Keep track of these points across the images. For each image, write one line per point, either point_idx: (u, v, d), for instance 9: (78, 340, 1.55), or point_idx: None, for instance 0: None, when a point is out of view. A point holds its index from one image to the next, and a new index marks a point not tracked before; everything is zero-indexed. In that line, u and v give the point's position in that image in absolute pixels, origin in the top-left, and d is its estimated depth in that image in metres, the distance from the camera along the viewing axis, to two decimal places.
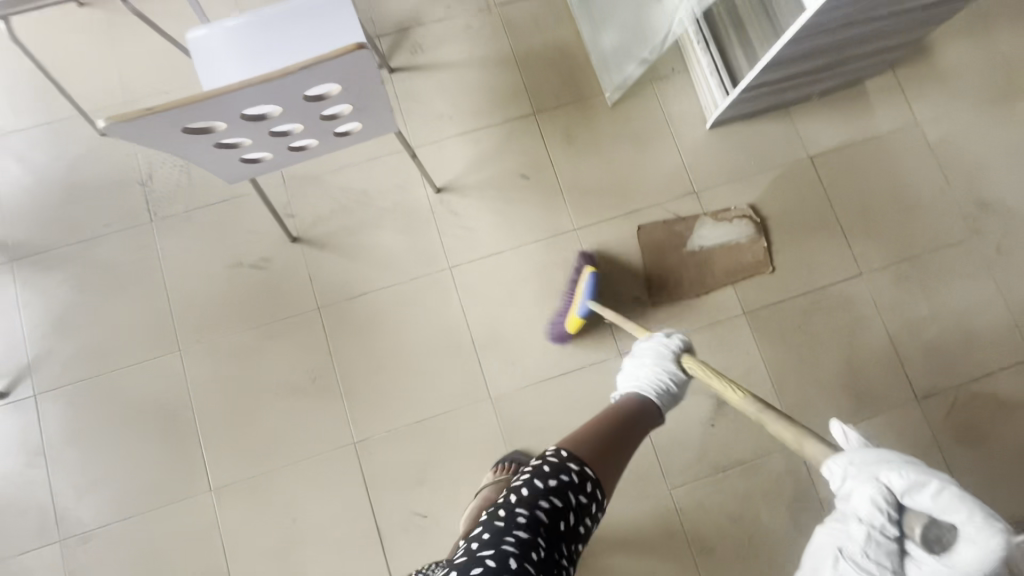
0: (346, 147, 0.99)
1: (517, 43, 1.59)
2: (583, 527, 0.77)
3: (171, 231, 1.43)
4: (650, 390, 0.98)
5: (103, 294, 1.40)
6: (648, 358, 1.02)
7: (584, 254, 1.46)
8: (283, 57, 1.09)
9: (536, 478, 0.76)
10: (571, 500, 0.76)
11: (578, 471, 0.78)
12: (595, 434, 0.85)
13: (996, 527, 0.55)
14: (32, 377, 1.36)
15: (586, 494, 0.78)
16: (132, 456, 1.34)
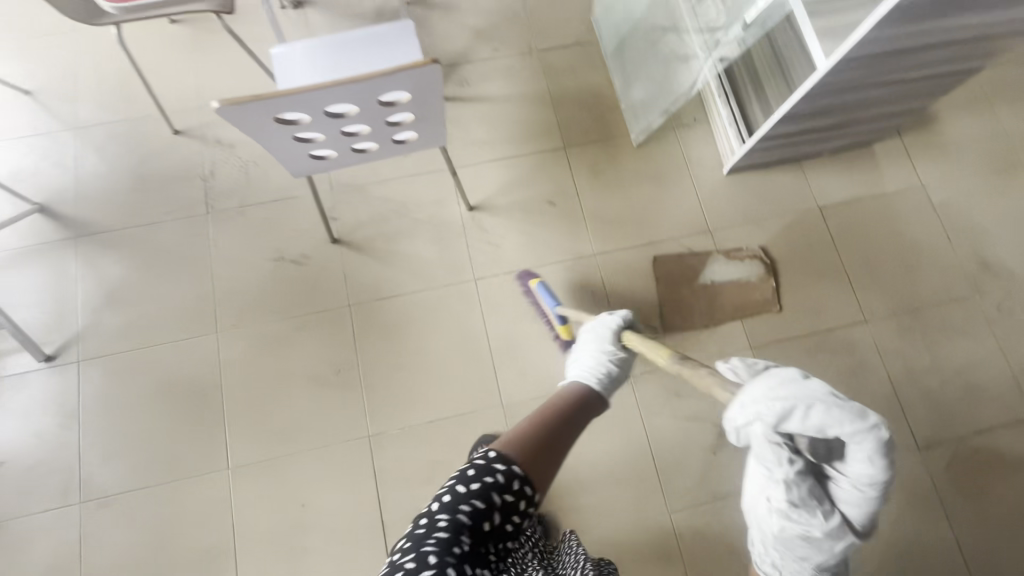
0: (400, 153, 1.11)
1: (555, 85, 1.75)
2: (512, 524, 0.74)
3: (224, 223, 1.56)
4: (598, 370, 1.04)
5: (155, 274, 1.51)
6: (595, 345, 1.10)
7: (522, 271, 1.54)
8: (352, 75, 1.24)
9: (458, 484, 0.73)
10: (495, 502, 0.72)
11: (507, 472, 0.74)
12: (535, 424, 0.81)
13: (866, 429, 0.69)
14: (78, 344, 1.46)
15: (514, 493, 0.73)
16: (159, 427, 1.41)
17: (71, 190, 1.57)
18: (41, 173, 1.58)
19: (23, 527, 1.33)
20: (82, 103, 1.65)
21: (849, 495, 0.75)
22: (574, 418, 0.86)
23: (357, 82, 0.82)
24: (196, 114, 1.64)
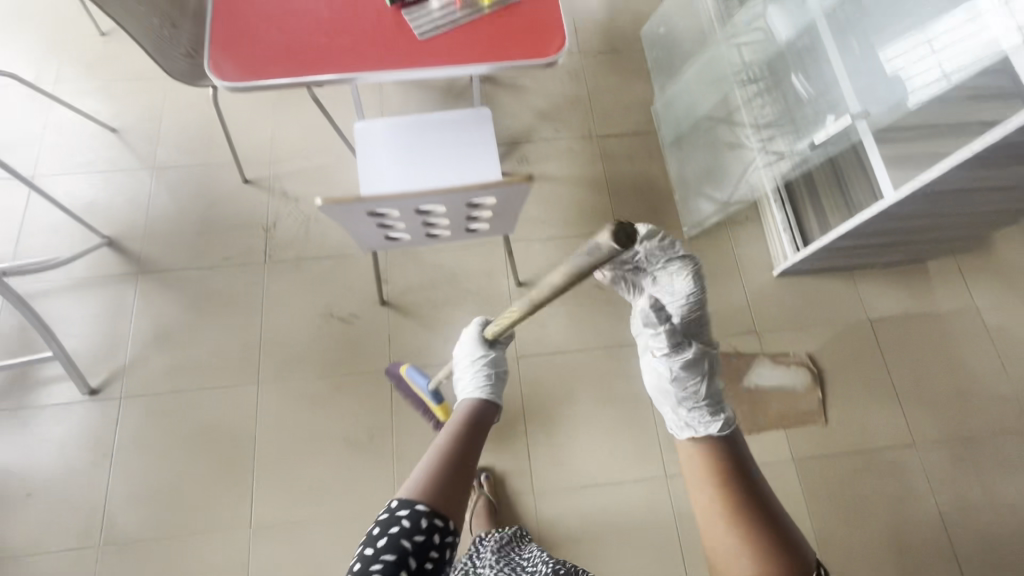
0: (468, 239, 1.16)
1: (611, 171, 1.79)
2: (435, 558, 0.74)
3: (279, 273, 1.60)
4: (480, 382, 1.08)
5: (207, 318, 1.55)
6: (468, 354, 1.15)
7: (389, 366, 1.48)
8: (428, 156, 1.29)
9: (365, 547, 0.74)
10: (407, 547, 0.73)
11: (413, 516, 0.74)
12: (432, 462, 0.81)
13: (656, 234, 1.01)
14: (122, 379, 1.48)
15: (424, 531, 0.74)
16: (188, 474, 1.40)
17: (139, 226, 1.64)
18: (113, 207, 1.65)
19: (38, 564, 1.31)
20: (163, 146, 1.74)
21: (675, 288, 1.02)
22: (472, 440, 0.88)
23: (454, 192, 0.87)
24: (267, 167, 1.72)
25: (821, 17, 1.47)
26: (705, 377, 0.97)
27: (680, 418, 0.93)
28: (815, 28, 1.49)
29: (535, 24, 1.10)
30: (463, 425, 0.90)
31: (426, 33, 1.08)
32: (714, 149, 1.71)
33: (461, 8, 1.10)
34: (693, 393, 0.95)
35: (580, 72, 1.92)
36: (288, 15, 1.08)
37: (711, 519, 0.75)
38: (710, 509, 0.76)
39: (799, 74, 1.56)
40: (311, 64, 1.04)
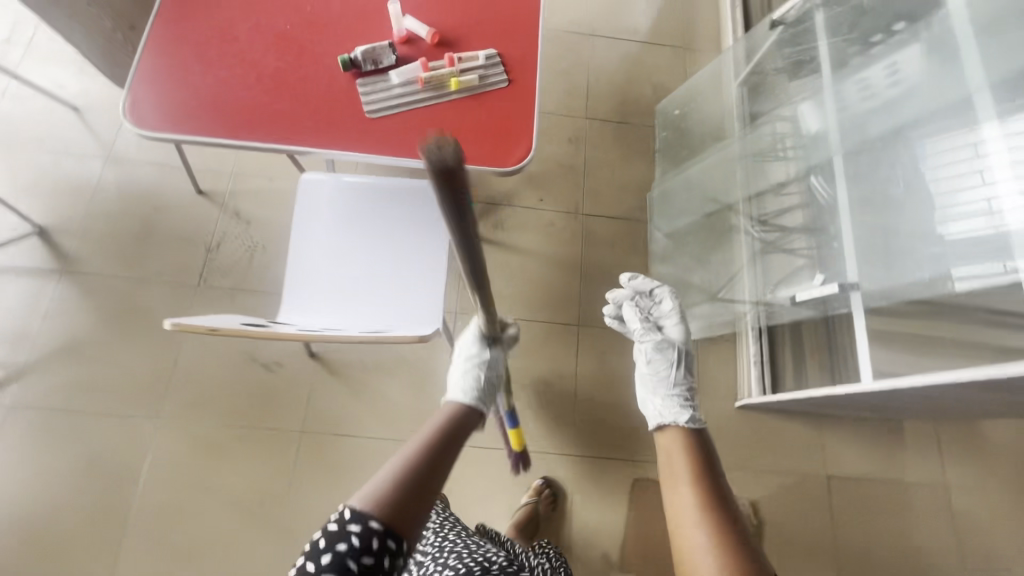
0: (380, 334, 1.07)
1: (589, 255, 1.66)
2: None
3: (209, 301, 1.49)
4: (471, 384, 0.98)
5: (122, 334, 1.44)
6: (470, 353, 1.04)
7: None
8: (373, 233, 1.17)
9: (306, 560, 0.62)
10: (352, 570, 0.61)
11: (364, 533, 0.62)
12: (397, 466, 0.71)
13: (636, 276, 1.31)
14: (17, 385, 1.38)
15: (377, 550, 0.62)
16: (60, 505, 1.30)
17: (77, 219, 1.53)
18: (55, 192, 1.55)
19: None
20: (122, 136, 1.62)
21: (661, 313, 1.24)
22: (446, 454, 0.76)
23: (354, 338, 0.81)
24: (225, 180, 1.60)
25: (834, 122, 1.39)
26: (685, 375, 1.15)
27: (652, 401, 1.10)
28: (827, 130, 1.40)
29: (501, 121, 0.98)
30: (441, 431, 0.79)
31: (376, 109, 0.95)
32: (721, 237, 1.62)
33: (424, 88, 0.97)
34: (675, 383, 1.13)
35: (581, 139, 1.79)
36: (230, 60, 0.96)
37: (684, 517, 0.79)
38: (681, 498, 0.82)
39: (818, 174, 1.43)
40: (240, 123, 0.92)
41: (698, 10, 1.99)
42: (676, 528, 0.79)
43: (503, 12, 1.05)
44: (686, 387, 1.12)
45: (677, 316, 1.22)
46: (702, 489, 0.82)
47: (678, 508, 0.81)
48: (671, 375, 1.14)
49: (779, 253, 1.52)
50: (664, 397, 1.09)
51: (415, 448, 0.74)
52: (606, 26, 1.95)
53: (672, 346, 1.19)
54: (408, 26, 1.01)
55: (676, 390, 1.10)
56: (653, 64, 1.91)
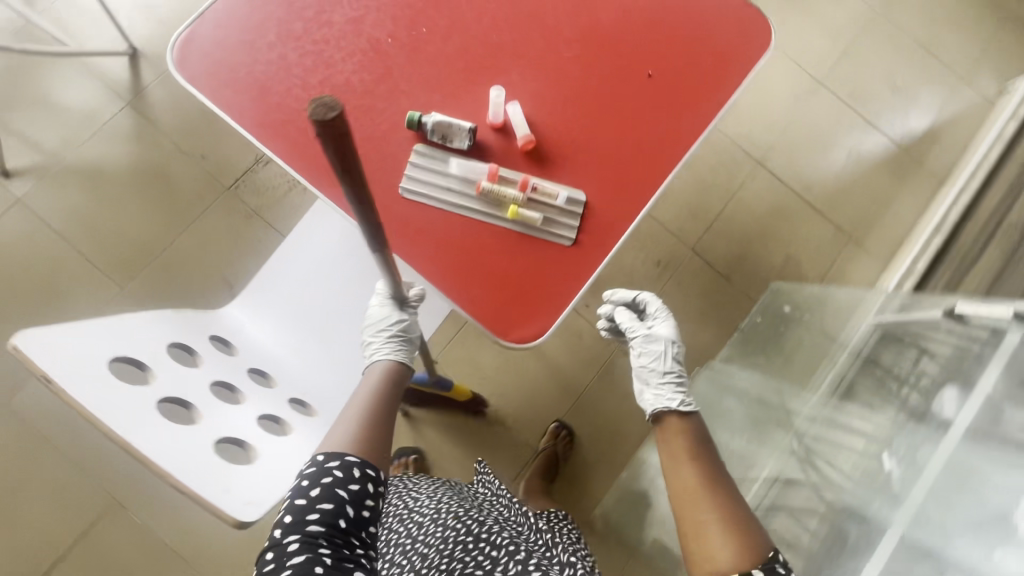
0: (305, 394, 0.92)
1: (596, 387, 1.45)
2: (372, 508, 0.63)
3: (227, 209, 1.43)
4: (392, 344, 0.84)
5: (142, 190, 1.42)
6: (375, 306, 0.88)
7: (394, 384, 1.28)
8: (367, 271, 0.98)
9: (289, 502, 0.60)
10: (344, 499, 0.61)
11: (345, 466, 0.62)
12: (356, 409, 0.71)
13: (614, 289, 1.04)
14: (39, 182, 1.41)
15: (359, 481, 0.62)
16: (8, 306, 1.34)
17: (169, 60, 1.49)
18: (167, 23, 1.51)
19: None
20: None
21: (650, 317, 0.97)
22: (393, 408, 0.74)
23: (205, 439, 0.67)
24: None
25: (965, 426, 0.89)
26: (675, 362, 0.91)
27: (649, 388, 0.87)
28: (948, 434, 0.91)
29: (536, 280, 0.79)
30: (386, 384, 0.77)
31: (414, 189, 0.79)
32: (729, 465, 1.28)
33: (477, 195, 0.80)
34: (666, 373, 0.89)
35: (669, 268, 1.54)
36: (307, 44, 0.81)
37: (687, 494, 0.68)
38: (694, 471, 0.70)
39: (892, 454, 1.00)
40: (274, 123, 0.79)
41: (895, 207, 1.62)
42: (689, 504, 0.67)
43: (622, 154, 0.84)
44: (678, 375, 0.89)
45: (668, 319, 0.95)
46: (709, 468, 0.71)
47: (688, 487, 0.69)
48: (662, 360, 0.91)
49: (804, 490, 1.12)
50: (658, 386, 0.86)
51: (365, 396, 0.74)
52: (783, 162, 1.62)
53: (661, 340, 0.93)
54: (508, 114, 0.82)
55: (671, 377, 0.88)
56: (803, 235, 1.58)
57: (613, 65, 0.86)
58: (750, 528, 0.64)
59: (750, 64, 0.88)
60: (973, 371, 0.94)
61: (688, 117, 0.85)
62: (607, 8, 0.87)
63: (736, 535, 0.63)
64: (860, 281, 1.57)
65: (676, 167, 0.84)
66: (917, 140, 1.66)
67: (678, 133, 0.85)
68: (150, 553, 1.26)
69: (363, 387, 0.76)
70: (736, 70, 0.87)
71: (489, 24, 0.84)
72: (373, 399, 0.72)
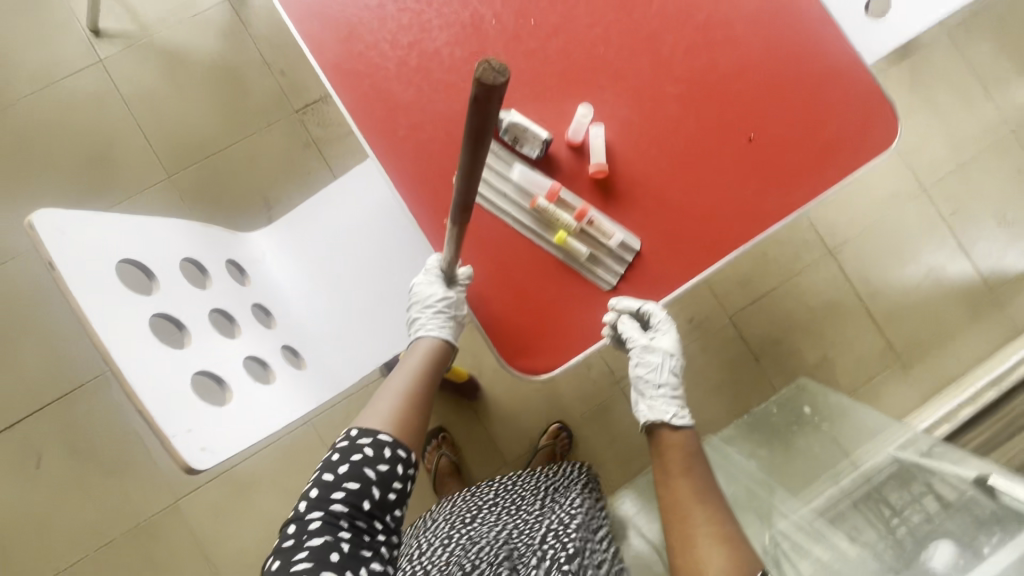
0: (305, 344, 0.90)
1: (587, 422, 1.39)
2: (397, 490, 0.67)
3: (288, 132, 1.41)
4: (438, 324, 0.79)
5: (215, 87, 1.41)
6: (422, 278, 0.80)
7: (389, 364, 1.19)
8: (404, 238, 0.94)
9: (320, 474, 0.64)
10: (372, 479, 0.65)
11: (376, 445, 0.66)
12: (395, 389, 0.73)
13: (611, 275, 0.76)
14: (121, 47, 1.40)
15: (390, 464, 0.66)
16: (62, 161, 1.36)
17: None
18: None
19: None
20: None
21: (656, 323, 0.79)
22: (432, 390, 0.76)
23: (186, 368, 0.65)
24: None
25: None
26: (672, 374, 0.81)
27: (645, 401, 0.79)
28: None
29: (563, 312, 0.75)
30: (426, 369, 0.77)
31: None
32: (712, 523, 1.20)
33: (530, 209, 0.75)
34: (664, 388, 0.79)
35: (700, 328, 1.46)
36: (409, 0, 0.77)
37: (681, 507, 0.69)
38: (690, 485, 0.70)
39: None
40: (351, 73, 0.76)
41: (955, 344, 1.50)
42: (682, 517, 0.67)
43: (693, 213, 0.78)
44: (675, 388, 0.79)
45: (672, 327, 0.80)
46: (703, 485, 0.70)
47: (682, 503, 0.69)
48: (659, 371, 0.80)
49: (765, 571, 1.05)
50: (653, 400, 0.79)
51: (408, 374, 0.75)
52: (855, 258, 1.51)
53: (662, 350, 0.80)
54: (588, 135, 0.77)
55: (666, 391, 0.79)
56: (849, 341, 1.48)
57: (716, 116, 0.79)
58: (741, 542, 0.65)
59: (861, 161, 0.80)
60: (987, 541, 0.87)
61: (776, 196, 0.79)
62: (730, 53, 0.80)
63: (727, 543, 0.64)
64: (892, 406, 1.47)
65: (744, 246, 0.78)
66: (1004, 282, 1.53)
67: (760, 210, 0.78)
68: (118, 435, 1.28)
69: (404, 366, 0.76)
70: (844, 162, 0.80)
71: (600, 35, 0.79)
72: (415, 381, 0.74)
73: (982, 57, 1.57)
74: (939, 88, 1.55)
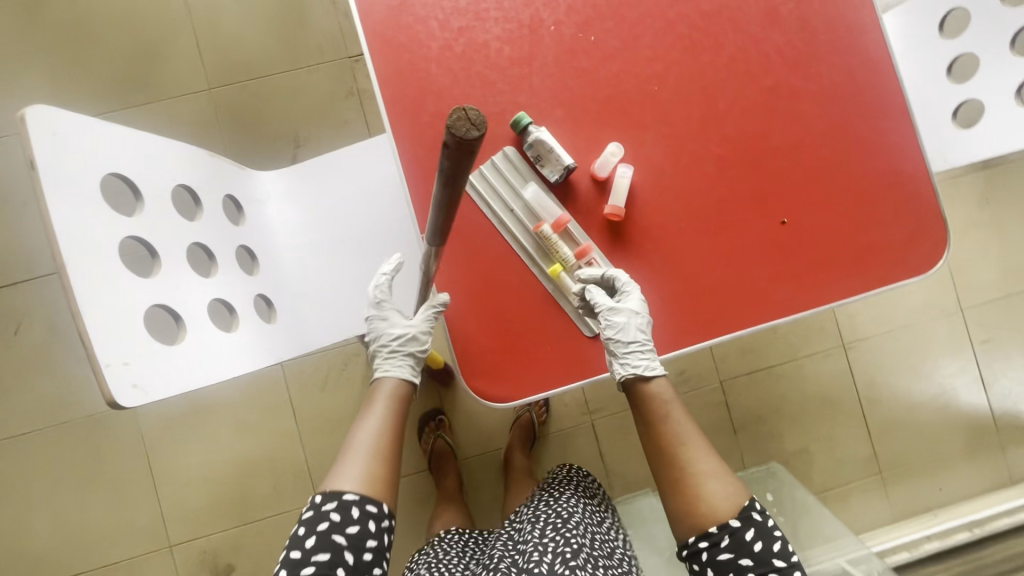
0: (283, 296, 0.88)
1: (548, 443, 1.36)
2: (373, 547, 0.66)
3: (334, 76, 1.39)
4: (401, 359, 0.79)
5: (277, 12, 1.38)
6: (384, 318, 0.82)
7: None
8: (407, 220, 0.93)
9: (291, 550, 0.65)
10: (342, 546, 0.64)
11: (342, 508, 0.65)
12: (363, 440, 0.70)
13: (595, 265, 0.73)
14: None
15: (360, 528, 0.65)
16: (112, 47, 1.36)
17: None
18: None
19: None
20: None
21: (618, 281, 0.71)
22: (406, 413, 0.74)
23: (146, 297, 0.64)
24: None
25: None
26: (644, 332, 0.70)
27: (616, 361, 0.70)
28: None
29: (537, 346, 0.72)
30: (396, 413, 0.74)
31: (477, 184, 0.71)
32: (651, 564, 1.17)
33: (532, 232, 0.72)
34: (634, 345, 0.69)
35: (688, 383, 1.41)
36: None
37: (666, 455, 0.69)
38: (682, 430, 0.69)
39: None
40: (392, 43, 0.73)
41: (943, 474, 1.43)
42: (677, 465, 0.68)
43: (698, 281, 0.73)
44: (646, 341, 0.70)
45: (636, 285, 0.71)
46: (687, 430, 0.70)
47: (670, 450, 0.69)
48: (628, 331, 0.69)
49: None
50: (624, 359, 0.70)
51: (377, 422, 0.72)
52: (867, 359, 1.44)
53: (629, 309, 0.69)
54: (614, 173, 0.72)
55: (637, 347, 0.70)
56: (835, 440, 1.43)
57: (753, 188, 0.74)
58: (729, 476, 0.68)
59: (893, 276, 0.74)
60: None
61: (790, 290, 0.74)
62: (787, 127, 0.74)
63: (717, 480, 0.67)
64: (857, 518, 1.41)
65: (741, 329, 0.73)
66: (1015, 426, 1.45)
67: (769, 297, 0.73)
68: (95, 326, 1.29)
69: (371, 410, 0.74)
70: (873, 273, 0.74)
71: (657, 71, 0.73)
72: (384, 428, 0.72)
73: None
74: (1010, 208, 1.45)
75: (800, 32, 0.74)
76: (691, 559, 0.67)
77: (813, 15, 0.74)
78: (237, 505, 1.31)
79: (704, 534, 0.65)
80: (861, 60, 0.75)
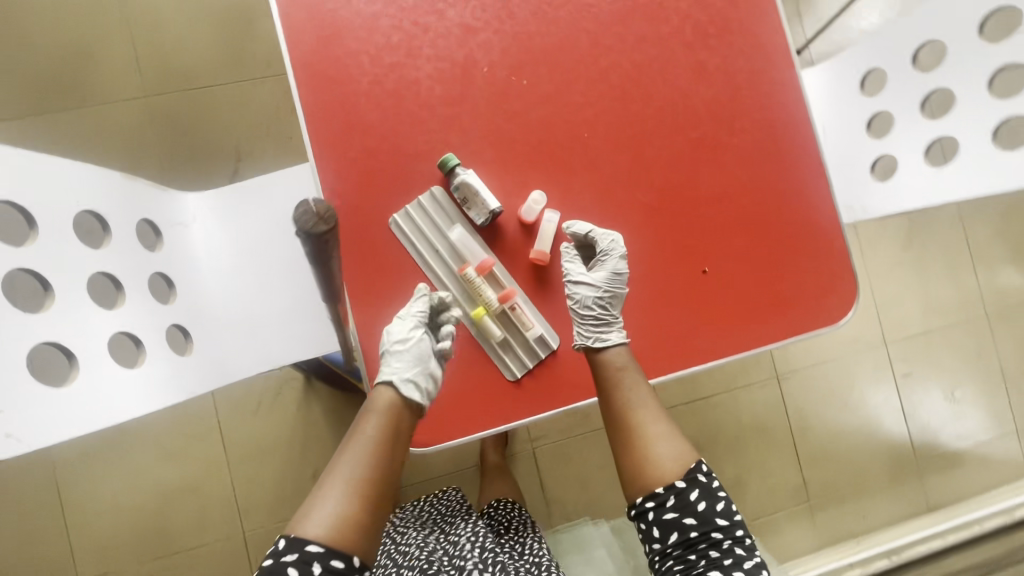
0: (201, 327, 0.83)
1: None
2: None
3: (281, 90, 1.35)
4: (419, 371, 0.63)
5: (221, 21, 1.33)
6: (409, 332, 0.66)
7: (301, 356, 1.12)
8: None
9: None
10: None
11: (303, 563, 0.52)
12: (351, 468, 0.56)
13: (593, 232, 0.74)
14: None
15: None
16: (39, 47, 1.28)
17: None
18: None
19: None
20: None
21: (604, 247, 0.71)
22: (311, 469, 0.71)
23: (32, 335, 0.60)
24: None
25: None
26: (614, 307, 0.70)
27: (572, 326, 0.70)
28: None
29: (456, 393, 0.72)
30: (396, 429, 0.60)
31: (403, 225, 0.71)
32: None
33: (458, 274, 0.72)
34: (596, 311, 0.69)
35: None
36: (405, 20, 0.72)
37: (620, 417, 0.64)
38: (632, 395, 0.65)
39: None
40: (321, 76, 0.71)
41: (866, 503, 1.50)
42: (625, 429, 0.64)
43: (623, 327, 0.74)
44: (605, 315, 0.69)
45: (619, 254, 0.71)
46: (643, 393, 0.66)
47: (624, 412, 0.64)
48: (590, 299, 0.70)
49: None
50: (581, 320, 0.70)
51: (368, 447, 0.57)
52: (800, 390, 1.49)
53: (591, 283, 0.71)
54: (541, 218, 0.73)
55: (595, 316, 0.69)
56: (769, 469, 1.47)
57: (678, 236, 0.75)
58: (679, 439, 0.64)
59: (808, 326, 0.77)
60: None
61: (711, 338, 0.75)
62: (712, 178, 0.76)
63: (669, 444, 0.63)
64: (787, 546, 1.46)
65: (666, 375, 0.74)
66: (933, 456, 1.53)
67: (690, 345, 0.75)
68: None
69: (363, 434, 0.58)
70: (789, 324, 0.77)
71: (588, 117, 0.75)
72: (372, 456, 0.57)
73: (980, 236, 1.56)
74: (931, 251, 1.54)
75: (727, 87, 0.77)
76: (637, 519, 0.63)
77: (738, 70, 0.77)
78: (157, 538, 1.24)
79: (651, 495, 0.62)
80: (782, 116, 0.78)
